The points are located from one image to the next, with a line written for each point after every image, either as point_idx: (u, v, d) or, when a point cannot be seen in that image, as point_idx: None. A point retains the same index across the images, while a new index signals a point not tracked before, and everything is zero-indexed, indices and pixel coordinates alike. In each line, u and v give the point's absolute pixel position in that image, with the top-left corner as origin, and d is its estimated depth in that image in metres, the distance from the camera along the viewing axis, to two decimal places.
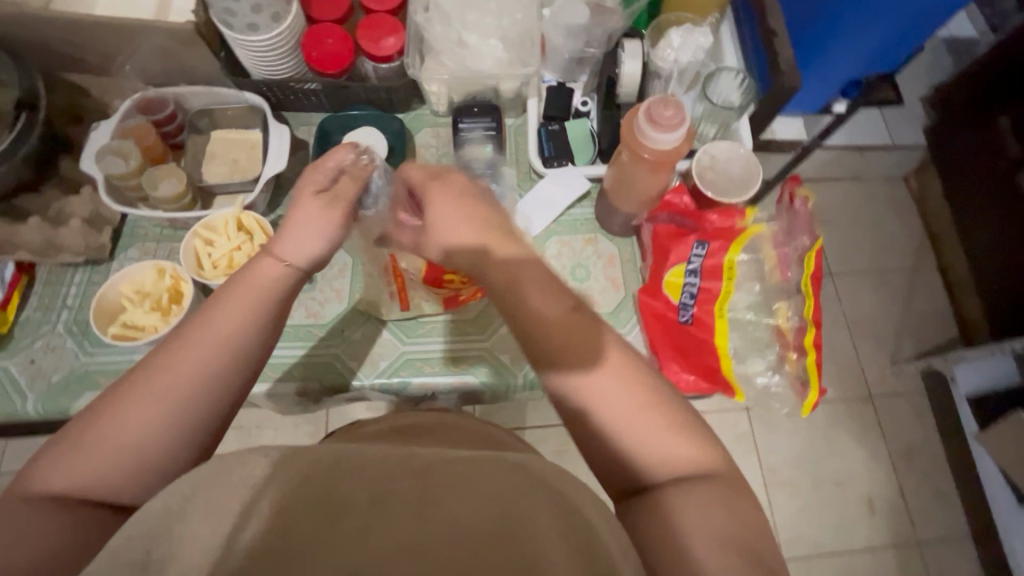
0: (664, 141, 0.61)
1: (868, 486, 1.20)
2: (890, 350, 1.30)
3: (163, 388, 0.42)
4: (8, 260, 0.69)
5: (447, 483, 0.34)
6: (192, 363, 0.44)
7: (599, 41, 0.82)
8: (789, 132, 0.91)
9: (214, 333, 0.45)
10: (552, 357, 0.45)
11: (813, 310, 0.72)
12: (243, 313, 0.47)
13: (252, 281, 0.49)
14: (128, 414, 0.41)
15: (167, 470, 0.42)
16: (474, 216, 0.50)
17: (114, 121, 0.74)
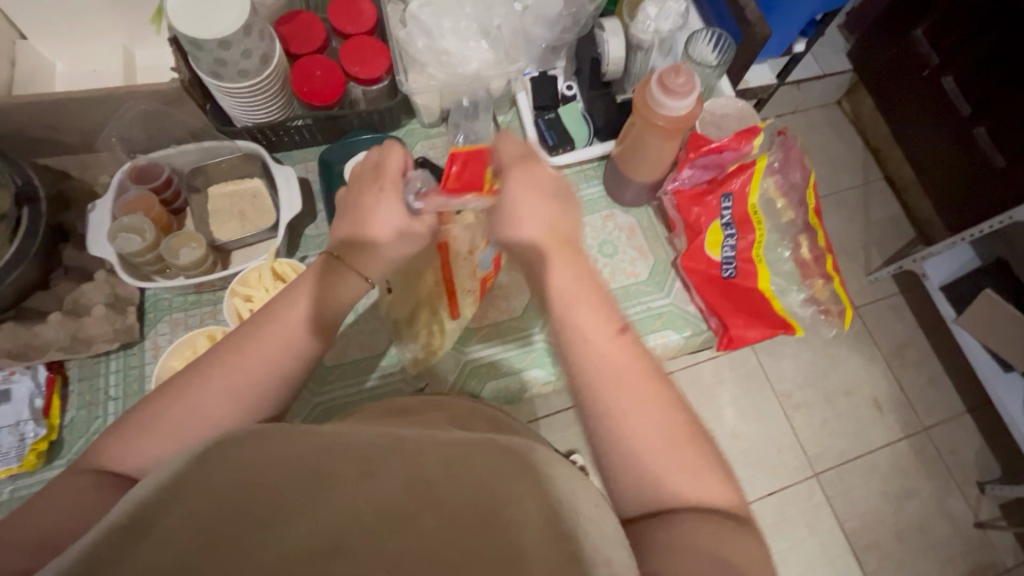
0: (679, 107, 0.64)
1: (873, 389, 1.25)
2: (863, 262, 1.35)
3: (199, 409, 0.43)
4: (38, 363, 0.66)
5: (437, 462, 0.34)
6: (231, 384, 0.44)
7: (572, 26, 0.83)
8: (760, 80, 0.96)
9: (248, 358, 0.45)
10: (590, 350, 0.46)
11: (825, 238, 0.80)
12: (278, 340, 0.47)
13: (285, 306, 0.49)
14: (163, 423, 0.42)
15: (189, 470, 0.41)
16: (551, 214, 0.51)
17: (110, 198, 0.71)
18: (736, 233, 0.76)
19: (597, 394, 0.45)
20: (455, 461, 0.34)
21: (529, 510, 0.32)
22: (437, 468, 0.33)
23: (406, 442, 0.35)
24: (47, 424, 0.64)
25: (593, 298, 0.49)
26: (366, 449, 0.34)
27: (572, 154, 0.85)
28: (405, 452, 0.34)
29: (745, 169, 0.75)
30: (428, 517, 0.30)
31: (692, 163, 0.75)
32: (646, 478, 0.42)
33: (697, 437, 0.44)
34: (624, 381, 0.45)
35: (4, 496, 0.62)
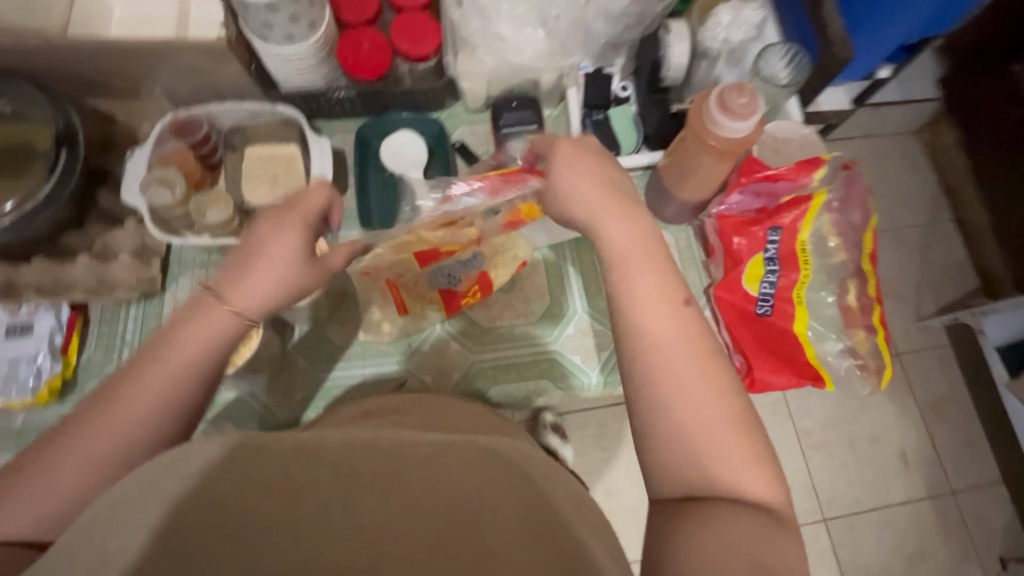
0: (737, 131, 0.59)
1: (902, 441, 1.18)
2: (914, 307, 1.26)
3: (103, 437, 0.41)
4: (62, 302, 0.67)
5: (414, 464, 0.38)
6: (139, 418, 0.42)
7: (637, 26, 0.79)
8: (834, 104, 0.89)
9: (152, 391, 0.42)
10: (639, 305, 0.45)
11: (875, 286, 0.75)
12: (189, 360, 0.44)
13: (201, 323, 0.45)
14: (71, 470, 0.40)
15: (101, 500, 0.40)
16: (615, 203, 0.49)
17: (147, 148, 0.71)
18: (778, 269, 0.71)
19: (642, 344, 0.44)
20: (426, 464, 0.38)
21: (500, 503, 0.37)
22: (413, 474, 0.38)
23: (379, 442, 0.39)
24: (63, 361, 0.66)
25: (644, 251, 0.47)
26: (336, 459, 0.38)
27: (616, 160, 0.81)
28: (378, 456, 0.38)
29: (799, 203, 0.70)
30: (401, 521, 0.35)
31: (742, 187, 0.69)
32: (685, 463, 0.41)
33: (741, 419, 0.42)
34: (690, 345, 0.43)
35: (18, 424, 0.66)
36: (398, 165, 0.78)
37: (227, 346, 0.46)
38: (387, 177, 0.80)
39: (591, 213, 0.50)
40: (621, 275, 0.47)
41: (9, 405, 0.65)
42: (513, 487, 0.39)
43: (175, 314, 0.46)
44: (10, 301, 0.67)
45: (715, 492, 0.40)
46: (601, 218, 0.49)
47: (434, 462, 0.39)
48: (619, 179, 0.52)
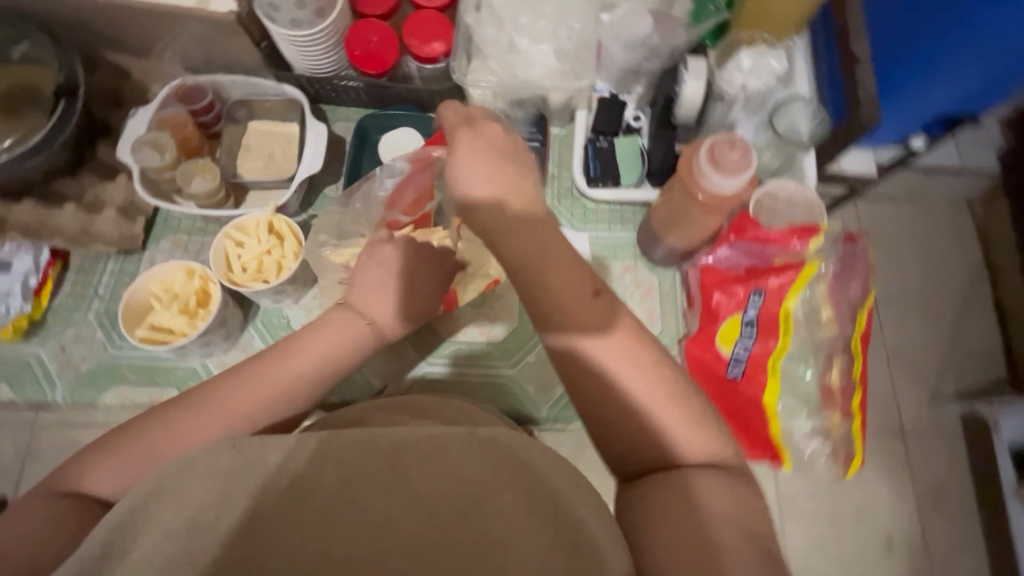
0: (724, 186, 0.56)
1: (891, 521, 0.96)
2: (930, 384, 1.06)
3: (204, 427, 0.46)
4: (43, 246, 0.70)
5: (415, 459, 0.36)
6: (247, 404, 0.48)
7: (664, 54, 0.75)
8: (858, 168, 0.82)
9: (271, 385, 0.49)
10: (566, 321, 0.44)
11: (862, 370, 0.69)
12: (309, 363, 0.51)
13: (334, 326, 0.54)
14: (167, 439, 0.45)
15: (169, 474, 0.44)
16: (504, 173, 0.46)
17: (150, 109, 0.73)
18: (756, 334, 0.68)
19: (582, 368, 0.44)
20: (433, 459, 0.36)
21: (509, 501, 0.35)
22: (415, 467, 0.36)
23: (384, 435, 0.37)
24: (34, 303, 0.69)
25: (554, 257, 0.45)
26: (343, 454, 0.36)
27: (612, 192, 0.78)
28: (383, 451, 0.36)
29: (788, 269, 0.66)
30: (404, 512, 0.34)
31: (731, 243, 0.66)
32: (641, 441, 0.43)
33: (671, 381, 0.44)
34: (608, 328, 0.44)
35: None
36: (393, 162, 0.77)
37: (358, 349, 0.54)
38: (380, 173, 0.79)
39: (508, 216, 0.45)
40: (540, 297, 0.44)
41: None
42: (518, 480, 0.36)
43: (315, 321, 0.55)
44: None
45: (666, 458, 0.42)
46: (517, 226, 0.45)
47: (439, 457, 0.36)
48: (509, 161, 0.47)
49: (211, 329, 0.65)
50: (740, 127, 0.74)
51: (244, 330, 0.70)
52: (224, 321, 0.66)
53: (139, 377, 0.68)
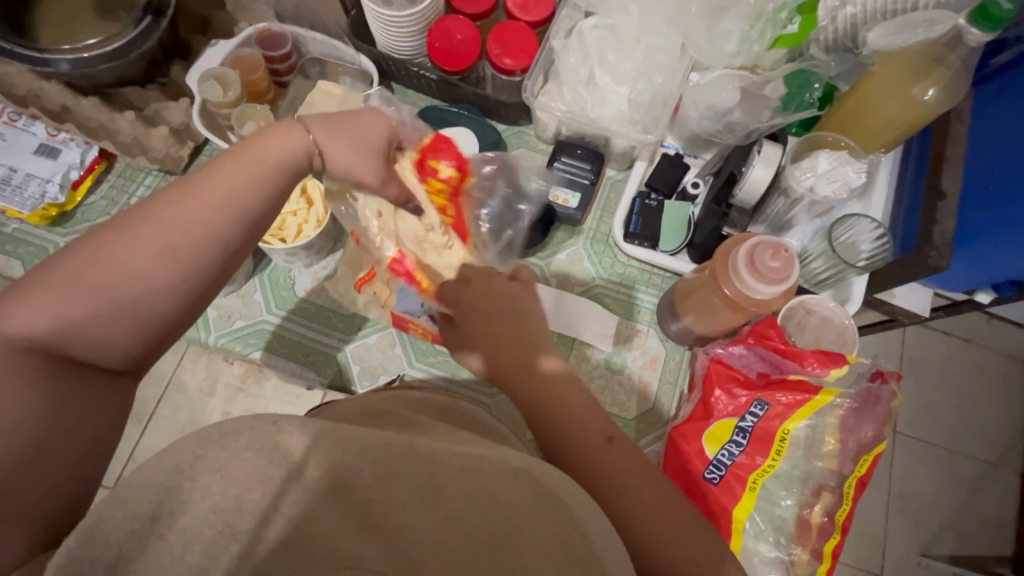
0: (755, 288, 0.53)
1: None
2: (926, 537, 1.10)
3: (136, 249, 0.40)
4: (93, 145, 0.73)
5: (452, 475, 0.34)
6: (176, 227, 0.41)
7: (737, 132, 0.71)
8: (910, 304, 0.78)
9: (205, 203, 0.42)
10: (548, 415, 0.49)
11: (846, 515, 0.65)
12: (237, 183, 0.44)
13: (278, 139, 0.47)
14: (107, 273, 0.39)
15: (133, 311, 0.40)
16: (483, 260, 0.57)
17: (230, 43, 0.74)
18: (745, 444, 0.64)
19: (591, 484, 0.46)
20: (466, 479, 0.34)
21: (545, 540, 0.33)
22: (452, 483, 0.34)
23: (416, 448, 0.35)
24: (68, 195, 0.72)
25: (519, 333, 0.52)
26: (382, 453, 0.34)
27: (647, 252, 0.75)
28: (419, 457, 0.34)
29: (800, 389, 0.63)
30: (444, 529, 0.31)
31: (748, 345, 0.64)
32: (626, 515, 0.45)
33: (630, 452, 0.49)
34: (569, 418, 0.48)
35: (8, 230, 0.71)
36: None
37: (299, 167, 0.48)
38: None
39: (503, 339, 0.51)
40: (517, 376, 0.51)
41: (7, 210, 0.71)
42: (556, 515, 0.34)
43: (248, 137, 0.47)
44: (55, 123, 0.72)
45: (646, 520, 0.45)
46: (512, 328, 0.52)
47: (475, 481, 0.34)
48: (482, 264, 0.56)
49: None
50: (797, 227, 0.72)
51: (248, 280, 0.72)
52: None
53: None
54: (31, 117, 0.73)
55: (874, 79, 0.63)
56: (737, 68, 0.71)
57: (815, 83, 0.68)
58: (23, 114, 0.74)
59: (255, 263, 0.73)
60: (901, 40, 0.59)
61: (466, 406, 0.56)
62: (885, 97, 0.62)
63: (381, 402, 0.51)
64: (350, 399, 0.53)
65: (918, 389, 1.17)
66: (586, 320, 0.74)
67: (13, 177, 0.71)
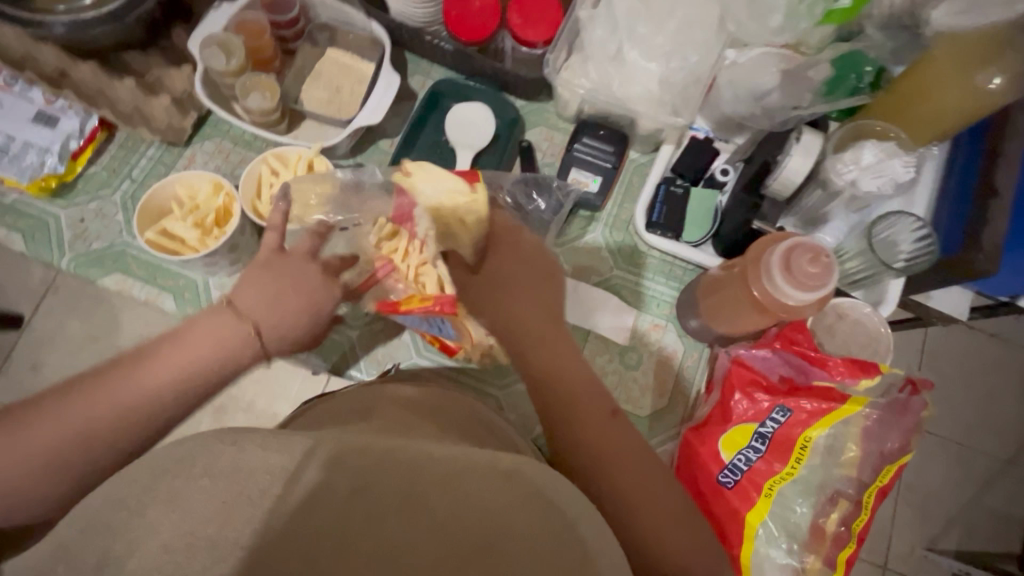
0: (789, 294, 0.50)
1: None
2: (933, 531, 1.08)
3: (50, 427, 0.41)
4: (93, 113, 0.70)
5: (435, 484, 0.32)
6: (91, 414, 0.42)
7: (775, 120, 0.66)
8: (947, 305, 0.73)
9: (125, 393, 0.43)
10: (557, 396, 0.50)
11: (864, 524, 0.62)
12: (164, 373, 0.44)
13: (215, 325, 0.46)
14: (17, 454, 0.41)
15: (32, 493, 0.41)
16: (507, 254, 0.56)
17: (234, 6, 0.70)
18: (763, 450, 0.62)
19: (590, 460, 0.47)
20: (449, 486, 0.32)
21: (535, 541, 0.31)
22: (437, 490, 0.32)
23: (395, 454, 0.33)
24: (68, 165, 0.69)
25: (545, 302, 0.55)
26: (363, 460, 0.33)
27: (669, 243, 0.71)
28: (399, 464, 0.33)
29: (826, 397, 0.60)
30: (427, 540, 0.30)
31: (774, 349, 0.61)
32: (621, 499, 0.45)
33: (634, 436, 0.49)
34: (576, 392, 0.50)
35: (8, 201, 0.69)
36: (457, 136, 0.71)
37: (231, 362, 0.47)
38: (440, 142, 0.73)
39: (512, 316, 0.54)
40: (536, 346, 0.53)
41: (6, 180, 0.68)
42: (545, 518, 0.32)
43: (192, 316, 0.47)
44: (54, 89, 0.69)
45: (639, 508, 0.45)
46: (521, 314, 0.54)
47: (459, 487, 0.32)
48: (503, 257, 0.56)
49: (219, 252, 0.63)
50: (833, 222, 0.67)
51: None
52: (235, 246, 0.64)
53: (144, 272, 0.68)
54: (29, 83, 0.70)
55: (935, 63, 0.57)
56: (781, 46, 0.65)
57: (866, 66, 0.63)
58: (20, 79, 0.71)
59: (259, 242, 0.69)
60: (969, 21, 0.52)
61: (466, 400, 0.55)
62: (941, 85, 0.57)
63: (374, 396, 0.51)
64: (350, 393, 0.54)
65: (938, 384, 1.13)
66: (602, 312, 0.71)
67: (11, 147, 0.69)
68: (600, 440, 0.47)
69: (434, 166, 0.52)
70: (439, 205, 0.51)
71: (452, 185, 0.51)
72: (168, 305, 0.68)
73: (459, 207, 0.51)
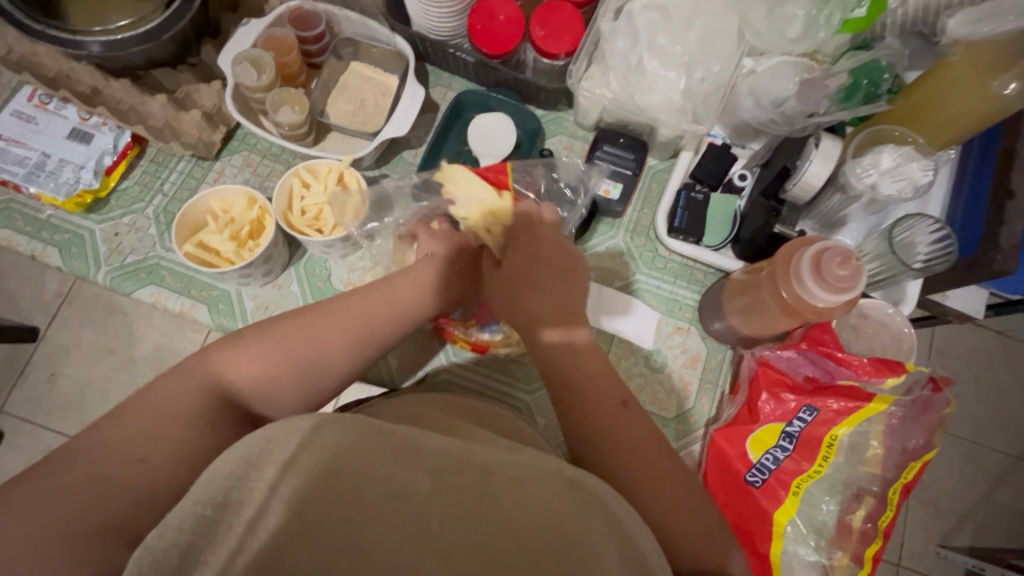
0: (818, 297, 0.52)
1: None
2: (946, 528, 1.08)
3: (314, 340, 0.49)
4: (125, 129, 0.71)
5: (505, 486, 0.34)
6: (354, 325, 0.51)
7: (793, 125, 0.67)
8: (964, 305, 0.75)
9: (376, 307, 0.52)
10: (576, 392, 0.49)
11: (889, 520, 0.63)
12: (402, 301, 0.54)
13: (422, 270, 0.56)
14: (309, 345, 0.49)
15: (311, 384, 0.49)
16: (556, 246, 0.54)
17: (263, 23, 0.71)
18: (791, 449, 0.63)
19: (612, 449, 0.47)
20: (518, 488, 0.34)
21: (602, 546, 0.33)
22: (505, 496, 0.34)
23: (471, 455, 0.35)
24: (102, 181, 0.71)
25: (555, 294, 0.51)
26: (434, 462, 0.34)
27: (691, 248, 0.72)
28: (472, 467, 0.35)
29: (854, 397, 0.61)
30: (501, 542, 0.32)
31: (800, 350, 0.63)
32: (647, 496, 0.45)
33: (654, 433, 0.48)
34: (598, 382, 0.49)
35: (43, 216, 0.70)
36: (480, 146, 0.72)
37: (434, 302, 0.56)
38: (463, 151, 0.75)
39: (517, 272, 0.53)
40: (540, 329, 0.51)
41: (41, 196, 0.70)
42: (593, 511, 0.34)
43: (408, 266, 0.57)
44: (86, 106, 0.70)
45: (664, 493, 0.46)
46: (536, 290, 0.51)
47: (527, 489, 0.34)
48: (528, 238, 0.54)
49: (254, 263, 0.64)
50: (850, 225, 0.69)
51: (284, 270, 0.70)
52: (268, 257, 0.65)
53: (178, 284, 0.69)
54: (62, 100, 0.72)
55: (952, 71, 0.59)
56: (799, 55, 0.67)
57: (885, 74, 0.66)
58: (54, 97, 0.72)
59: (290, 253, 0.71)
60: (986, 29, 0.54)
61: (491, 409, 0.54)
62: (958, 92, 0.59)
63: (403, 406, 0.49)
64: (396, 398, 0.52)
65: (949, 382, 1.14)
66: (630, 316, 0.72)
67: (46, 163, 0.71)
68: (625, 439, 0.47)
69: (466, 175, 0.59)
70: (470, 210, 0.58)
71: (482, 196, 0.58)
72: (200, 315, 0.69)
73: (487, 217, 0.57)
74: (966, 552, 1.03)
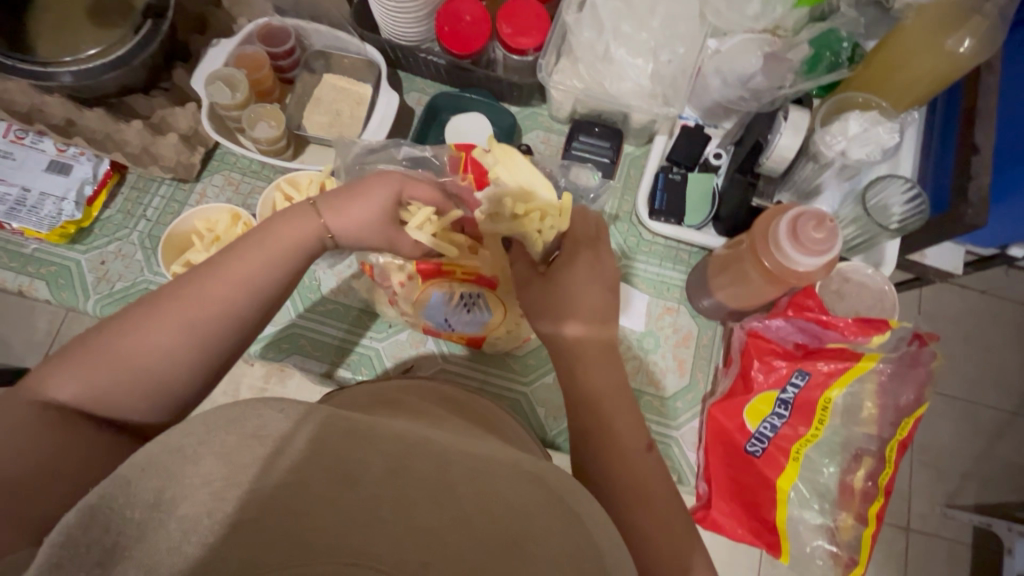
0: (797, 261, 0.54)
1: None
2: (951, 488, 1.10)
3: (156, 331, 0.44)
4: (103, 158, 0.71)
5: (465, 475, 0.27)
6: (197, 305, 0.45)
7: (760, 98, 0.69)
8: (943, 262, 0.77)
9: (219, 289, 0.46)
10: (589, 399, 0.50)
11: (890, 478, 0.64)
12: (247, 272, 0.47)
13: (291, 224, 0.49)
14: (149, 337, 0.43)
15: (161, 379, 0.44)
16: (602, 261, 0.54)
17: (233, 42, 0.72)
18: (787, 416, 0.64)
19: (620, 476, 0.47)
20: (479, 479, 0.28)
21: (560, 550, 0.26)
22: (464, 482, 0.27)
23: (424, 445, 0.29)
24: (84, 211, 0.71)
25: (599, 301, 0.52)
26: (388, 447, 0.27)
27: (673, 229, 0.73)
28: (428, 453, 0.28)
29: (842, 357, 0.63)
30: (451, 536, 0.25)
31: (788, 317, 0.63)
32: (649, 524, 0.45)
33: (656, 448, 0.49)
34: (621, 400, 0.50)
35: (27, 251, 0.70)
36: None
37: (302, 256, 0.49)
38: None
39: (539, 286, 0.53)
40: (568, 356, 0.52)
41: (24, 231, 0.70)
42: None
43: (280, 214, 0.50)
44: (63, 138, 0.70)
45: (660, 499, 0.46)
46: (566, 304, 0.52)
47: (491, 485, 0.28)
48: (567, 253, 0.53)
49: None
50: (826, 193, 0.70)
51: None
52: None
53: None
54: (37, 134, 0.72)
55: (906, 34, 0.61)
56: (761, 31, 0.70)
57: (843, 42, 0.68)
58: (30, 131, 0.72)
59: None
60: None
61: (489, 404, 0.55)
62: (919, 52, 0.60)
63: (393, 391, 0.51)
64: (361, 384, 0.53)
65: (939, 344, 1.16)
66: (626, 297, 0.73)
67: (27, 198, 0.70)
68: (634, 477, 0.47)
69: (523, 162, 0.52)
70: (526, 208, 0.50)
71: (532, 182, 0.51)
72: None
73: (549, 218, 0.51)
74: (971, 509, 1.04)
